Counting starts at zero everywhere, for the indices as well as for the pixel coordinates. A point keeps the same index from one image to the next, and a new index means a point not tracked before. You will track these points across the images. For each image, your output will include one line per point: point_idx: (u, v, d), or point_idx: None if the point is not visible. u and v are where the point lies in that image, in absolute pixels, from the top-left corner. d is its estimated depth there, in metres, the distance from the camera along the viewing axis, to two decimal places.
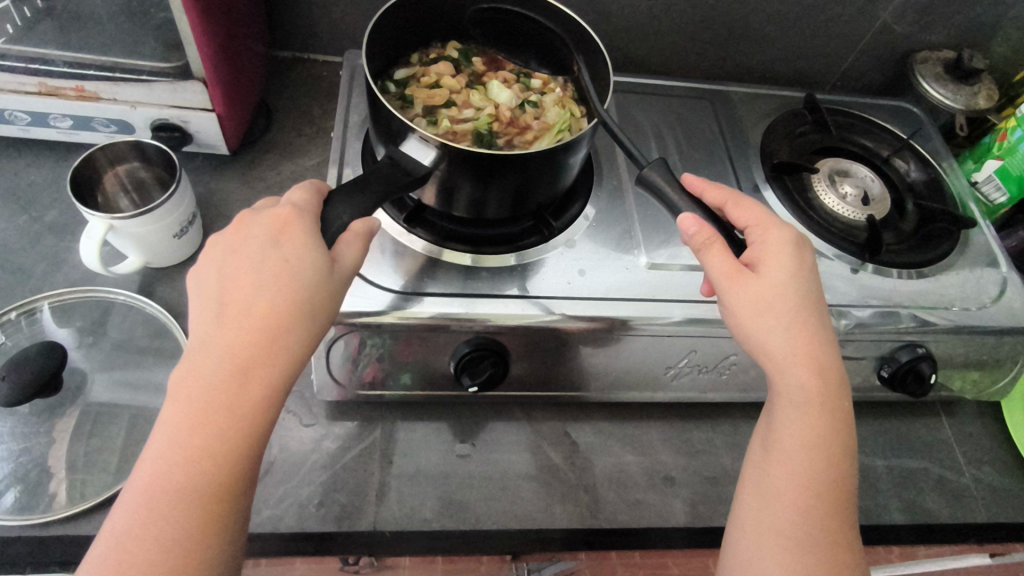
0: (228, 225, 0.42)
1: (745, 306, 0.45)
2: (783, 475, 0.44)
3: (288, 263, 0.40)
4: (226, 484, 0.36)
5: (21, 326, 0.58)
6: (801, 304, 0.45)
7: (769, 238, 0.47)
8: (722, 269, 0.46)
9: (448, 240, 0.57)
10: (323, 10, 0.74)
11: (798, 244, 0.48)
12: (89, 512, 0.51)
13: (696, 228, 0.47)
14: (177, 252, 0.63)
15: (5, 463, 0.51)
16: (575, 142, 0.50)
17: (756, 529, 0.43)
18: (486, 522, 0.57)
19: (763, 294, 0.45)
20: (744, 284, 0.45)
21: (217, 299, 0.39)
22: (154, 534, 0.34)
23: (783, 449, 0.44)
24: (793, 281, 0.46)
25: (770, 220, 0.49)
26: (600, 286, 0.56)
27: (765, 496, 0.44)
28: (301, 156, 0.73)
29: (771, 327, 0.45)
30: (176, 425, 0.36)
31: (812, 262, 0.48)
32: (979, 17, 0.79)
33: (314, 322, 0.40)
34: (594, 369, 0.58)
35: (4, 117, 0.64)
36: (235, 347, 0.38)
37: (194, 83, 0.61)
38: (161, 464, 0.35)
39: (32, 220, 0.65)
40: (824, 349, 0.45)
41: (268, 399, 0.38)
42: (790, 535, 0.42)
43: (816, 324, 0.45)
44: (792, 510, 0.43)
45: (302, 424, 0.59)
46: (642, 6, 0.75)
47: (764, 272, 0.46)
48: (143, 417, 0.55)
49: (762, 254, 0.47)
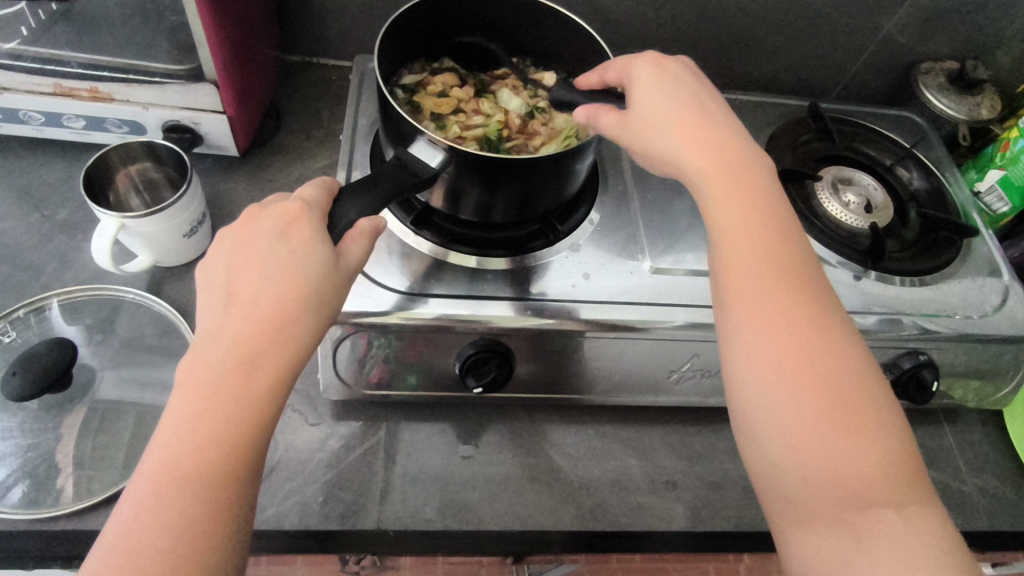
0: (237, 219, 0.43)
1: (639, 140, 0.48)
2: (736, 271, 0.43)
3: (295, 257, 0.40)
4: (232, 473, 0.36)
5: (31, 323, 0.59)
6: (689, 109, 0.48)
7: (637, 73, 0.51)
8: (614, 126, 0.49)
9: (454, 241, 0.58)
10: (332, 14, 0.75)
11: (667, 69, 0.51)
12: (95, 507, 0.52)
13: (587, 112, 0.51)
14: (186, 252, 0.63)
15: (15, 458, 0.52)
16: (583, 147, 0.50)
17: (749, 363, 0.42)
18: (487, 522, 0.57)
19: (644, 119, 0.48)
20: (634, 123, 0.48)
21: (225, 292, 0.40)
22: (162, 520, 0.35)
23: (731, 244, 0.44)
24: (665, 97, 0.49)
25: (632, 58, 0.52)
26: (605, 290, 0.57)
27: (729, 310, 0.43)
28: (310, 158, 0.74)
29: (670, 141, 0.47)
30: (183, 414, 0.37)
31: (675, 74, 0.51)
32: (981, 28, 0.80)
33: (322, 314, 0.41)
34: (598, 370, 0.59)
35: (19, 116, 0.65)
36: (241, 337, 0.38)
37: (206, 85, 0.62)
38: (170, 452, 0.36)
39: (44, 219, 0.66)
40: (715, 133, 0.47)
41: (274, 390, 0.38)
42: (780, 348, 0.41)
43: (698, 116, 0.48)
44: (774, 319, 0.42)
45: (308, 423, 0.59)
46: (647, 14, 0.76)
47: (637, 100, 0.49)
48: (151, 413, 0.56)
49: (636, 88, 0.50)
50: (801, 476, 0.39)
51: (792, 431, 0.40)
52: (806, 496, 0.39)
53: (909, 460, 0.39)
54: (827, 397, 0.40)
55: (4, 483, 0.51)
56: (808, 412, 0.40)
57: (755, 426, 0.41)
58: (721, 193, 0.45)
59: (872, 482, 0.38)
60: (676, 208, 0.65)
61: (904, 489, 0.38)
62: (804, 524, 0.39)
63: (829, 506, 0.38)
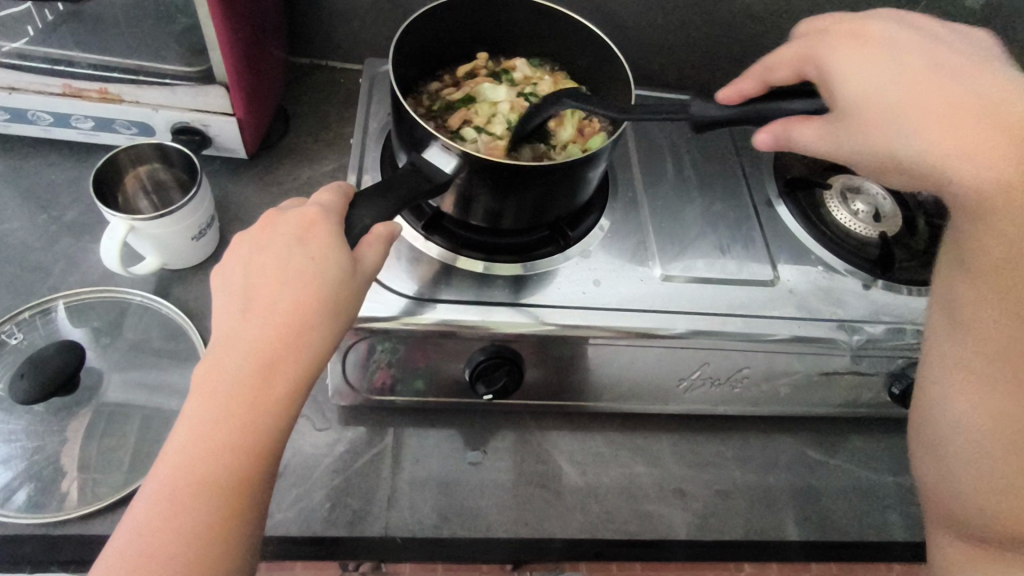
0: (254, 222, 0.43)
1: (867, 141, 0.42)
2: (981, 296, 0.42)
3: (313, 262, 0.40)
4: (243, 479, 0.36)
5: (37, 324, 0.58)
6: (981, 84, 0.41)
7: (840, 58, 0.44)
8: (817, 140, 0.45)
9: (464, 247, 0.58)
10: (342, 17, 0.75)
11: (875, 40, 0.44)
12: (101, 512, 0.52)
13: (768, 136, 0.48)
14: (194, 255, 0.63)
15: (20, 461, 0.51)
16: (597, 155, 0.50)
17: (973, 395, 0.43)
18: (495, 530, 0.57)
19: (880, 110, 0.41)
20: (852, 125, 0.43)
21: (242, 296, 0.40)
22: (175, 525, 0.34)
23: (985, 265, 0.41)
24: (900, 79, 0.41)
25: (813, 46, 0.46)
26: (615, 297, 0.56)
27: (955, 333, 0.44)
28: (318, 161, 0.73)
29: (915, 141, 0.40)
30: (198, 419, 0.36)
31: (895, 44, 0.43)
32: (989, 38, 0.80)
33: (338, 320, 0.40)
34: (607, 377, 0.58)
35: (27, 117, 0.65)
36: (258, 342, 0.38)
37: (216, 87, 0.62)
38: (183, 456, 0.36)
39: (51, 219, 0.66)
40: (981, 111, 0.40)
41: (290, 395, 0.38)
42: (1011, 389, 0.41)
43: (952, 90, 0.40)
44: (1005, 351, 0.41)
45: (315, 428, 0.59)
46: (656, 21, 0.77)
47: (859, 92, 0.42)
48: (158, 417, 0.55)
49: (844, 75, 0.43)
50: (986, 508, 0.43)
51: (997, 469, 0.42)
52: (977, 520, 0.44)
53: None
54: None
55: (9, 486, 0.50)
56: (1019, 451, 0.42)
57: (954, 452, 0.44)
58: (990, 199, 0.40)
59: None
60: (686, 215, 0.65)
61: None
62: (976, 539, 0.45)
63: (1002, 536, 0.43)
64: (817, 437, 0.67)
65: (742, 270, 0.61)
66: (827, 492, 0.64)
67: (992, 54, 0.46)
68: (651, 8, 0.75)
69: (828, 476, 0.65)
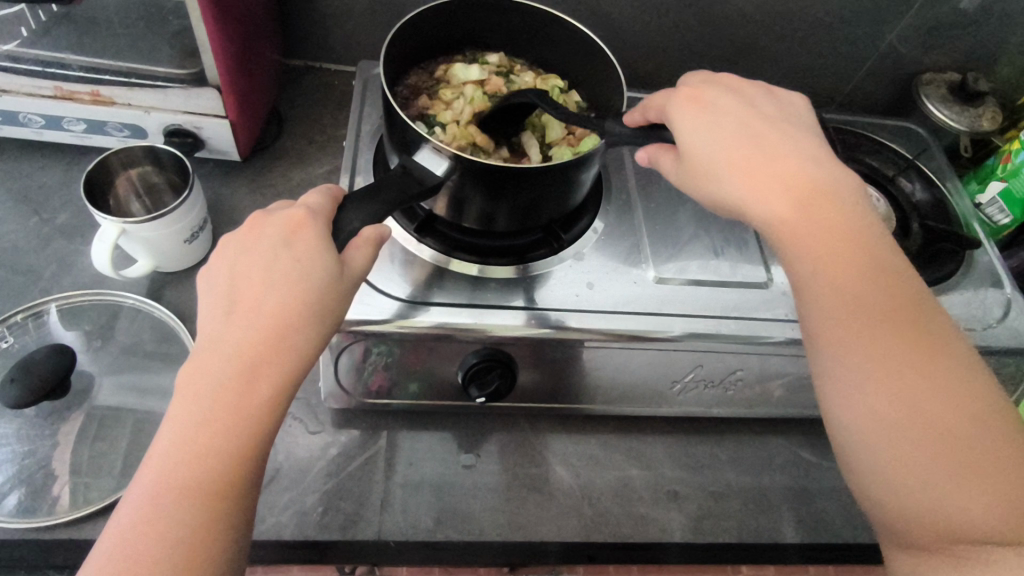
0: (241, 224, 0.43)
1: (716, 188, 0.45)
2: (839, 315, 0.42)
3: (299, 265, 0.40)
4: (229, 483, 0.36)
5: (28, 328, 0.58)
6: (750, 146, 0.45)
7: (677, 117, 0.47)
8: (684, 176, 0.47)
9: (457, 249, 0.58)
10: (336, 19, 0.75)
11: (709, 103, 0.48)
12: (92, 516, 0.51)
13: (646, 154, 0.50)
14: (187, 258, 0.63)
15: (10, 465, 0.51)
16: (588, 157, 0.50)
17: (844, 399, 0.41)
18: (488, 533, 0.57)
19: (707, 161, 0.45)
20: (696, 176, 0.46)
21: (227, 298, 0.39)
22: (160, 529, 0.34)
23: (831, 286, 0.42)
24: (718, 134, 0.46)
25: (665, 100, 0.49)
26: (609, 299, 0.56)
27: (832, 361, 0.42)
28: (312, 163, 0.73)
29: (733, 193, 0.44)
30: (183, 422, 0.36)
31: (712, 104, 0.48)
32: (984, 40, 0.80)
33: (324, 323, 0.40)
34: (600, 379, 0.58)
35: (18, 119, 0.64)
36: (244, 345, 0.38)
37: (209, 90, 0.61)
38: (168, 460, 0.35)
39: (43, 222, 0.66)
40: (779, 159, 0.45)
41: (276, 398, 0.38)
42: (879, 385, 0.40)
43: (749, 144, 0.45)
44: (875, 359, 0.41)
45: (308, 431, 0.59)
46: (651, 23, 0.77)
47: (688, 143, 0.46)
48: (150, 421, 0.55)
49: (682, 133, 0.47)
50: (913, 508, 0.39)
51: (898, 464, 0.40)
52: (915, 528, 0.39)
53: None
54: (929, 424, 0.39)
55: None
56: (910, 443, 0.39)
57: (859, 458, 0.41)
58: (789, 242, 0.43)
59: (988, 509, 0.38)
60: (679, 217, 0.65)
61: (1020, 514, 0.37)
62: (914, 550, 0.39)
63: (933, 538, 0.38)
64: (811, 438, 0.67)
65: (736, 272, 0.60)
66: (822, 494, 0.64)
67: (806, 120, 0.50)
68: (645, 10, 0.75)
69: (822, 478, 0.65)
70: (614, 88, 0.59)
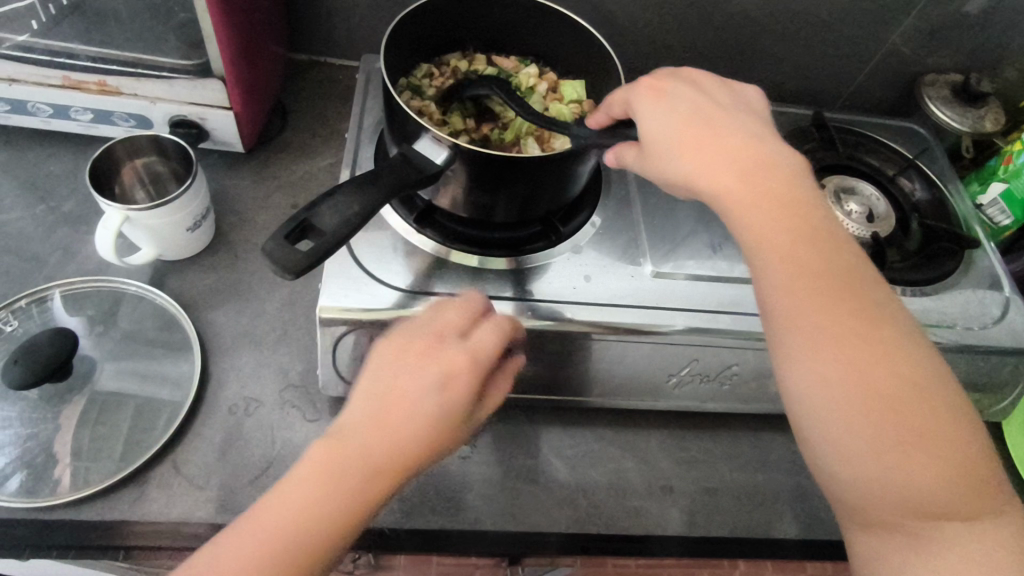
0: (454, 302, 0.46)
1: (673, 161, 0.46)
2: (782, 283, 0.42)
3: (487, 348, 0.44)
4: (337, 523, 0.38)
5: (33, 313, 0.59)
6: (678, 112, 0.47)
7: (635, 105, 0.48)
8: (635, 155, 0.49)
9: (457, 240, 0.58)
10: (340, 13, 0.75)
11: (665, 87, 0.49)
12: (93, 498, 0.52)
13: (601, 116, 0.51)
14: (189, 247, 0.64)
15: (14, 447, 0.52)
16: (586, 148, 0.50)
17: (794, 360, 0.41)
18: (483, 523, 0.57)
19: (663, 137, 0.46)
20: (648, 156, 0.47)
21: (432, 370, 0.42)
22: (268, 553, 0.37)
23: (794, 256, 0.42)
24: (676, 117, 0.47)
25: (629, 92, 0.49)
26: (605, 292, 0.56)
27: (798, 333, 0.41)
28: (315, 156, 0.74)
29: (684, 164, 0.45)
30: (317, 463, 0.39)
31: (663, 89, 0.49)
32: (987, 41, 0.80)
33: (454, 429, 0.42)
34: (598, 372, 0.59)
35: (27, 108, 0.65)
36: (382, 404, 0.41)
37: (214, 81, 0.62)
38: (293, 492, 0.39)
39: (49, 211, 0.67)
40: (730, 140, 0.46)
41: (398, 457, 0.40)
42: (842, 366, 0.40)
43: (694, 121, 0.46)
44: (817, 328, 0.41)
45: (305, 419, 0.59)
46: (653, 21, 0.77)
47: (645, 129, 0.47)
48: (150, 406, 0.56)
49: (638, 119, 0.48)
50: (869, 494, 0.40)
51: (865, 447, 0.40)
52: (876, 510, 0.40)
53: (984, 458, 0.41)
54: (881, 398, 0.40)
55: (2, 472, 0.51)
56: (887, 432, 0.40)
57: (819, 450, 0.41)
58: (748, 208, 0.44)
59: (950, 494, 0.39)
60: (679, 213, 0.65)
61: (967, 493, 0.40)
62: (872, 531, 0.41)
63: (896, 516, 0.40)
64: None
65: (733, 269, 0.61)
66: (817, 491, 0.64)
67: (750, 105, 0.51)
68: (646, 8, 0.76)
69: None
70: (612, 75, 0.59)
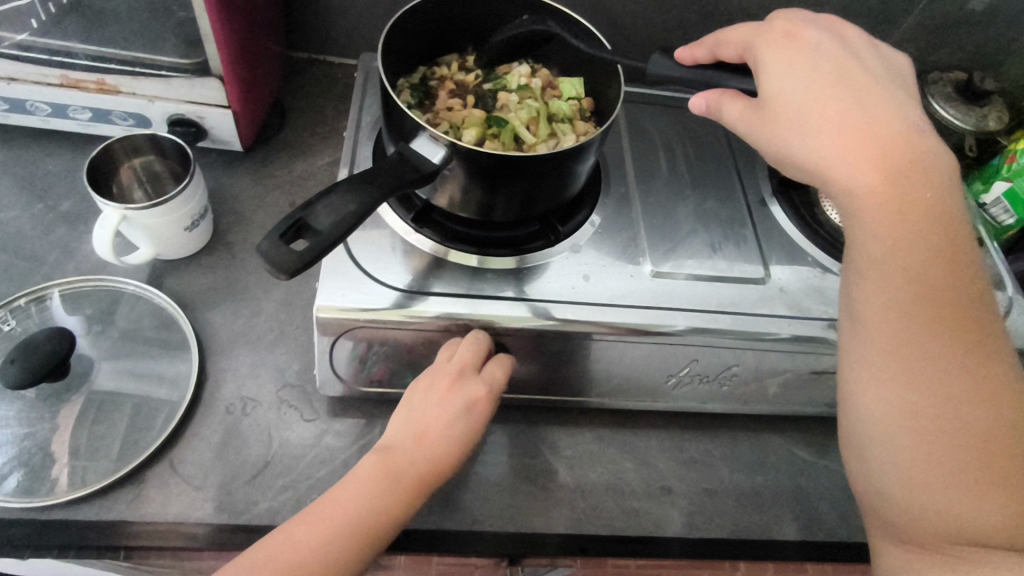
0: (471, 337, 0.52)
1: (797, 133, 0.45)
2: (893, 293, 0.43)
3: (498, 379, 0.52)
4: (373, 530, 0.45)
5: (31, 312, 0.59)
6: (829, 79, 0.46)
7: (771, 57, 0.47)
8: (745, 117, 0.48)
9: (455, 240, 0.58)
10: (339, 11, 0.75)
11: (805, 45, 0.47)
12: (90, 498, 0.52)
13: (703, 100, 0.50)
14: (188, 245, 0.63)
15: (11, 446, 0.52)
16: (586, 146, 0.50)
17: (885, 367, 0.43)
18: (482, 524, 0.57)
19: (802, 106, 0.45)
20: (765, 121, 0.46)
21: (460, 392, 0.50)
22: (319, 549, 0.44)
23: (909, 264, 0.43)
24: (817, 82, 0.46)
25: (754, 35, 0.49)
26: (602, 293, 0.56)
27: (893, 343, 0.43)
28: (313, 155, 0.74)
29: (807, 139, 0.44)
30: (366, 471, 0.47)
31: (801, 45, 0.47)
32: (990, 39, 0.79)
33: (471, 447, 0.50)
34: (596, 372, 0.59)
35: (25, 107, 0.65)
36: (420, 419, 0.50)
37: (212, 79, 0.62)
38: (343, 495, 0.46)
39: (47, 210, 0.67)
40: (875, 119, 0.45)
41: (431, 470, 0.48)
42: (925, 385, 0.42)
43: (837, 92, 0.45)
44: (915, 339, 0.42)
45: (303, 419, 0.59)
46: (654, 19, 0.77)
47: (774, 90, 0.46)
48: (148, 406, 0.56)
49: (767, 73, 0.47)
50: (919, 507, 0.42)
51: (926, 461, 0.41)
52: (924, 529, 0.41)
53: None
54: (964, 419, 0.41)
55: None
56: (952, 448, 0.41)
57: (880, 455, 0.43)
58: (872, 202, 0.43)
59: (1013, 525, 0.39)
60: (679, 212, 0.65)
61: None
62: (908, 546, 0.42)
63: (933, 536, 0.41)
64: (808, 437, 0.67)
65: (732, 268, 0.60)
66: (816, 492, 0.63)
67: (904, 85, 0.49)
68: (647, 6, 0.75)
69: (818, 477, 0.64)
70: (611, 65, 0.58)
